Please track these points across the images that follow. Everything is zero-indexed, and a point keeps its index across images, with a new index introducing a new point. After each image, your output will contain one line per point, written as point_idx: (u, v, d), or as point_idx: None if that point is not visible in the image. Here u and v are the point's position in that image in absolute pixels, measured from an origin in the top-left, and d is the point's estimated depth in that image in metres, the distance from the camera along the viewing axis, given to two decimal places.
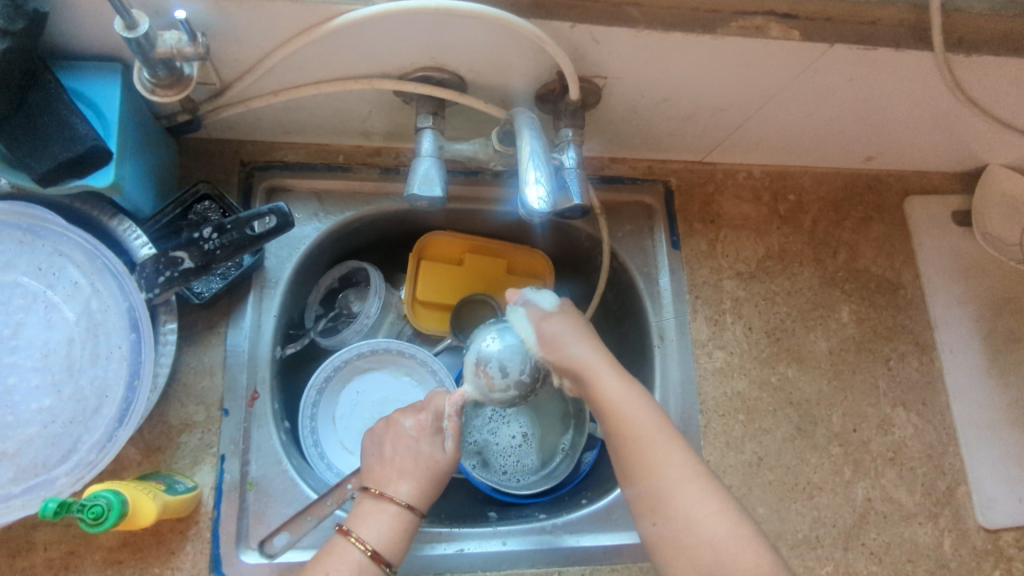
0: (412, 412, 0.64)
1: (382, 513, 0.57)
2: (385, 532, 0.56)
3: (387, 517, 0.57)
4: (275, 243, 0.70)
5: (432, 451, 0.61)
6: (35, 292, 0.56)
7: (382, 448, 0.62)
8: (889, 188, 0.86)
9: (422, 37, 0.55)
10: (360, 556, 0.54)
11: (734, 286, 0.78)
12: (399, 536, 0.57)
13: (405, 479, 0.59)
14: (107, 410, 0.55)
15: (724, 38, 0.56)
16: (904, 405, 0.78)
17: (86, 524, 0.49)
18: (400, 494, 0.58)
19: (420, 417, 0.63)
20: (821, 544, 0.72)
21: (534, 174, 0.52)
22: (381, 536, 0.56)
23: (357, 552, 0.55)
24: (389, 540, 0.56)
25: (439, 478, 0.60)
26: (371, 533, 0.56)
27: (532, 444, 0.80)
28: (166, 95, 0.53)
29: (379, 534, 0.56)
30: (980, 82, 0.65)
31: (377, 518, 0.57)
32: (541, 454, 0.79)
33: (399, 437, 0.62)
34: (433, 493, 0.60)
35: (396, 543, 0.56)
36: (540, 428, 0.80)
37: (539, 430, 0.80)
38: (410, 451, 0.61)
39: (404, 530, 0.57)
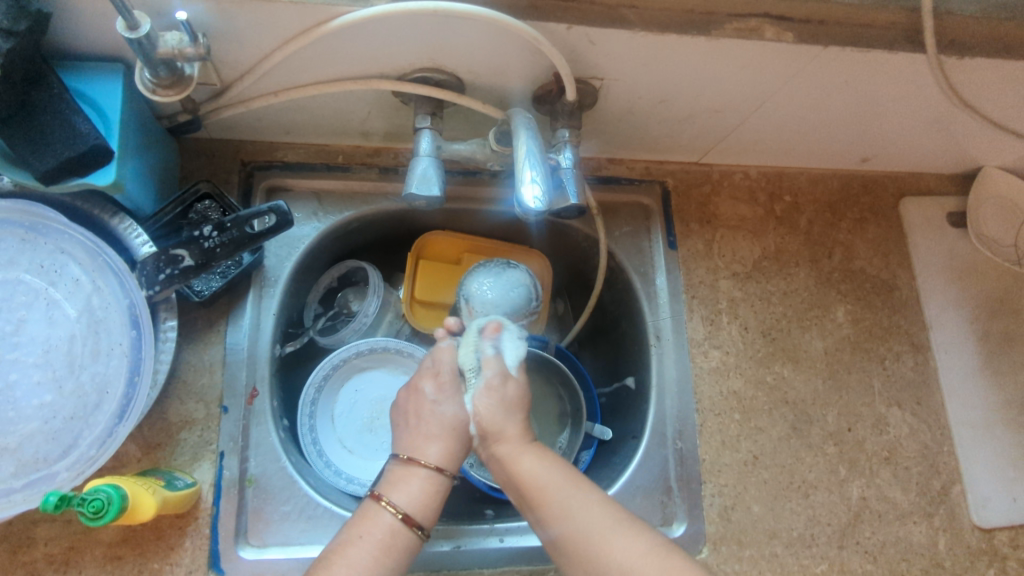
0: (430, 374, 0.62)
1: (413, 477, 0.56)
2: (421, 496, 0.55)
3: (421, 481, 0.56)
4: (274, 242, 0.71)
5: (456, 409, 0.60)
6: (37, 289, 0.57)
7: (409, 416, 0.60)
8: (884, 189, 0.87)
9: (420, 38, 0.56)
10: (396, 521, 0.53)
11: (730, 286, 0.79)
12: (433, 502, 0.56)
13: (432, 442, 0.58)
14: (108, 406, 0.55)
15: (718, 40, 0.57)
16: (899, 404, 0.79)
17: (87, 517, 0.50)
18: (432, 458, 0.57)
19: (439, 378, 0.61)
20: (816, 543, 0.72)
21: (530, 174, 0.53)
22: (416, 501, 0.55)
23: (393, 516, 0.53)
24: (424, 506, 0.55)
25: (465, 441, 0.59)
26: (402, 497, 0.54)
27: None
28: (168, 95, 0.53)
29: (414, 498, 0.55)
30: (973, 85, 0.66)
31: (410, 482, 0.56)
32: None
33: (422, 403, 0.60)
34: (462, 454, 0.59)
35: (430, 509, 0.55)
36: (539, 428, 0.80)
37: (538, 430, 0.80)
38: (436, 416, 0.59)
39: (437, 495, 0.56)
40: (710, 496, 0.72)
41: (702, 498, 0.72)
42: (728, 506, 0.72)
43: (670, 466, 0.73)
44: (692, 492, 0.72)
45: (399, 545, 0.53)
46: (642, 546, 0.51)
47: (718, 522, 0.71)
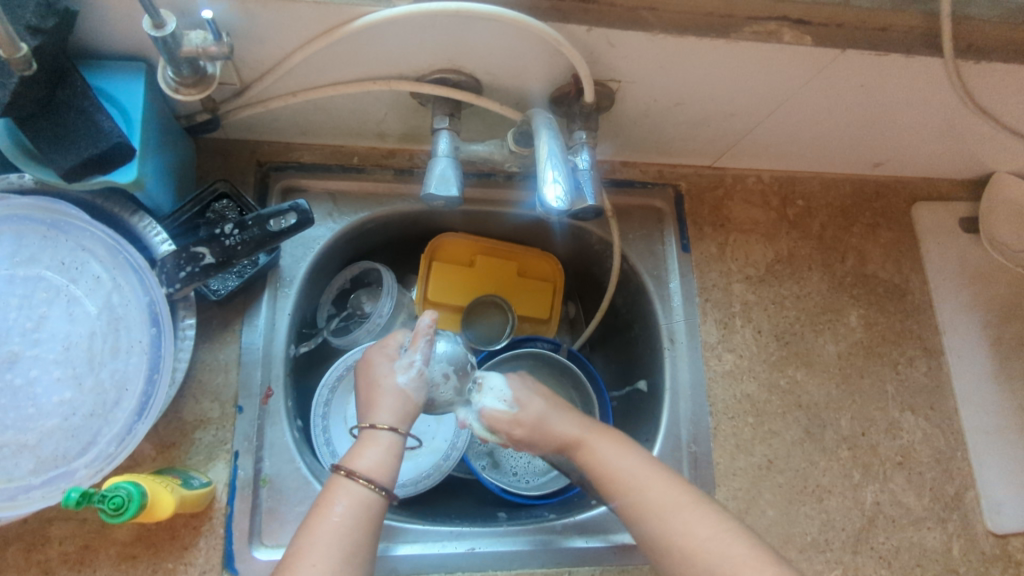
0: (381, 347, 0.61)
1: (373, 443, 0.55)
2: (378, 457, 0.54)
3: (376, 443, 0.55)
4: (290, 243, 0.71)
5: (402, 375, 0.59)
6: (58, 286, 0.57)
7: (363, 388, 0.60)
8: (896, 194, 0.87)
9: (441, 39, 0.56)
10: (363, 488, 0.52)
11: (743, 289, 0.79)
12: (392, 460, 0.55)
13: (379, 406, 0.57)
14: (127, 403, 0.55)
15: (737, 43, 0.57)
16: (912, 409, 0.78)
17: (107, 514, 0.49)
18: (385, 420, 0.56)
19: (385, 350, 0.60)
20: (831, 547, 0.72)
21: (552, 173, 0.53)
22: (373, 463, 0.54)
23: (358, 484, 0.52)
24: (384, 466, 0.54)
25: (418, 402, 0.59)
26: (362, 462, 0.54)
27: None
28: (190, 94, 0.54)
29: (370, 461, 0.54)
30: (988, 90, 0.66)
31: (368, 446, 0.55)
32: None
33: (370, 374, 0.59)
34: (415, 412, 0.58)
35: (389, 467, 0.54)
36: None
37: None
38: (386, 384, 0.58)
39: (394, 453, 0.55)
40: (724, 499, 0.72)
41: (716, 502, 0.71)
42: (743, 510, 0.71)
43: (684, 470, 0.73)
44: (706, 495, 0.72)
45: (369, 512, 0.52)
46: (707, 531, 0.53)
47: None
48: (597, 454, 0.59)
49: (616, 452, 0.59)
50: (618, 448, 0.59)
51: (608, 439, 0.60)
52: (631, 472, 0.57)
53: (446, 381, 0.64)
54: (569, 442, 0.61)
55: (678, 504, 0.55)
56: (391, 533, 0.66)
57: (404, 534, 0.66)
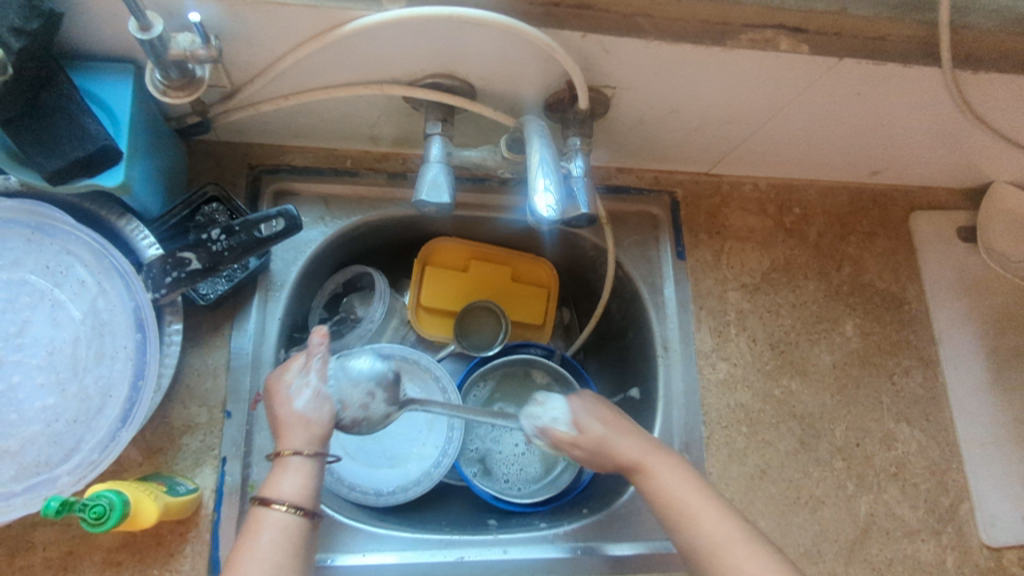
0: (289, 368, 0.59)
1: (287, 469, 0.54)
2: (296, 482, 0.53)
3: (291, 469, 0.54)
4: (281, 246, 0.70)
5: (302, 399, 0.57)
6: (43, 290, 0.56)
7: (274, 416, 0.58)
8: (894, 203, 0.86)
9: (433, 44, 0.55)
10: (282, 514, 0.51)
11: (738, 298, 0.78)
12: (310, 482, 0.54)
13: (290, 431, 0.56)
14: (111, 410, 0.55)
15: (733, 50, 0.56)
16: (908, 420, 0.78)
17: (88, 524, 0.49)
18: (295, 446, 0.55)
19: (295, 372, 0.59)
20: (823, 559, 0.71)
21: (543, 182, 0.52)
22: (291, 487, 0.53)
23: (278, 512, 0.51)
24: (305, 490, 0.53)
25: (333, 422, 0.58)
26: (279, 488, 0.53)
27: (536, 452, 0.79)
28: (178, 97, 0.53)
29: (288, 486, 0.53)
30: (987, 99, 0.65)
31: (283, 473, 0.54)
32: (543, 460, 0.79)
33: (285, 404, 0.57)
34: (327, 431, 0.57)
35: (310, 491, 0.54)
36: None
37: None
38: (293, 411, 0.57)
39: (313, 475, 0.55)
40: None
41: None
42: None
43: None
44: None
45: (292, 536, 0.51)
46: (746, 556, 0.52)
47: None
48: (654, 479, 0.57)
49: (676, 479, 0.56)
50: (683, 479, 0.56)
51: (673, 467, 0.57)
52: (686, 502, 0.55)
53: (374, 399, 0.67)
54: (628, 465, 0.58)
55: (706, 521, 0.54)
56: (379, 540, 0.65)
57: (392, 543, 0.65)
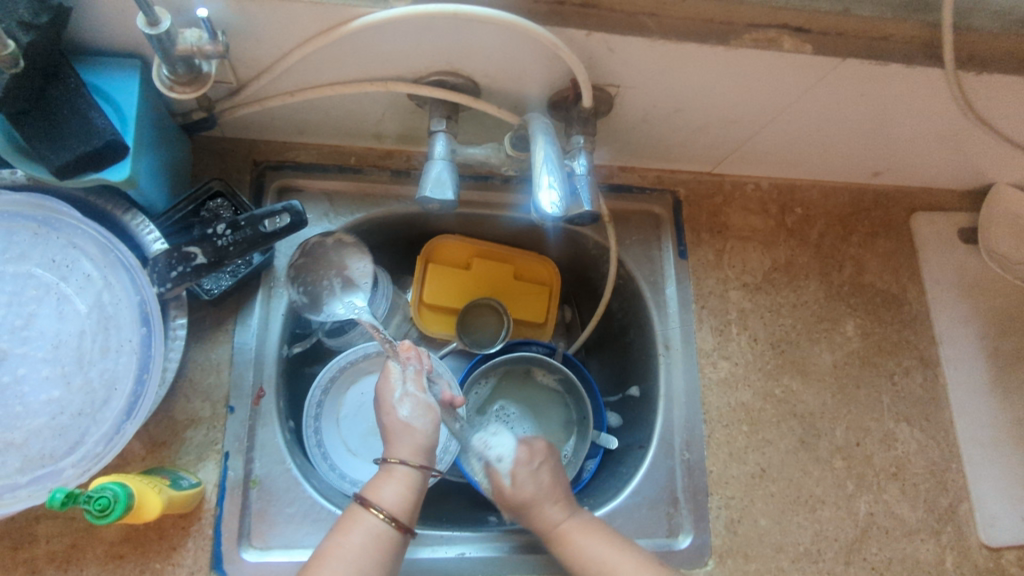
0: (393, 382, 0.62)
1: (391, 478, 0.56)
2: (394, 493, 0.56)
3: (394, 479, 0.56)
4: (285, 242, 0.70)
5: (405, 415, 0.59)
6: (48, 283, 0.56)
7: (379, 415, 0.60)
8: (896, 204, 0.86)
9: (439, 41, 0.56)
10: (377, 522, 0.54)
11: (740, 297, 0.79)
12: (410, 495, 0.56)
13: (399, 441, 0.58)
14: (116, 402, 0.55)
15: (737, 50, 0.57)
16: (908, 420, 0.78)
17: (92, 515, 0.49)
18: (403, 456, 0.57)
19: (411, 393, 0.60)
20: (822, 558, 0.71)
21: (547, 179, 0.53)
22: (391, 499, 0.55)
23: (374, 518, 0.54)
24: (404, 503, 0.56)
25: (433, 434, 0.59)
26: (381, 496, 0.55)
27: None
28: (184, 92, 0.53)
29: (389, 497, 0.55)
30: (987, 101, 0.66)
31: (387, 481, 0.56)
32: None
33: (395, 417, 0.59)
34: (432, 443, 0.59)
35: (408, 504, 0.56)
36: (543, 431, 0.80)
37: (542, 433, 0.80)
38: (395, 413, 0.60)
39: (413, 488, 0.57)
40: (716, 508, 0.71)
41: (708, 511, 0.71)
42: (734, 519, 0.71)
43: (676, 477, 0.73)
44: (698, 504, 0.71)
45: (383, 548, 0.54)
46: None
47: (724, 535, 0.71)
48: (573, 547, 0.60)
49: (591, 543, 0.60)
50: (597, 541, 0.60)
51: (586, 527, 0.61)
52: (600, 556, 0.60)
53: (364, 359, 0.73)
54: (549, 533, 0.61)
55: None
56: None
57: None
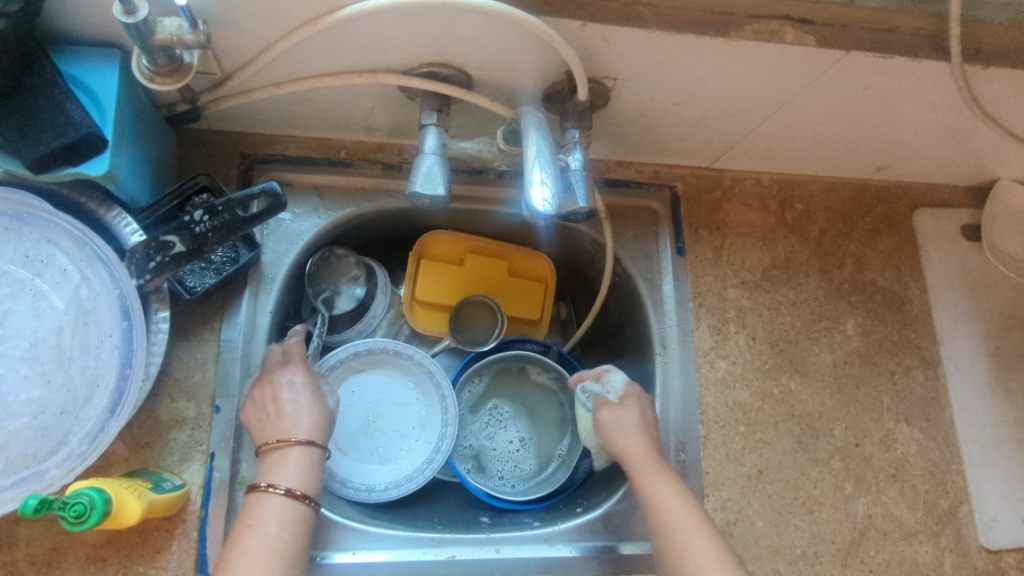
0: (290, 372, 0.60)
1: (287, 456, 0.54)
2: (299, 471, 0.54)
3: (291, 458, 0.54)
4: (273, 238, 0.69)
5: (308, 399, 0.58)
6: (23, 280, 0.55)
7: (268, 408, 0.57)
8: (898, 200, 0.85)
9: (428, 31, 0.54)
10: (285, 501, 0.52)
11: (738, 295, 0.77)
12: (312, 469, 0.55)
13: (295, 419, 0.57)
14: (98, 400, 0.54)
15: (737, 42, 0.55)
16: (908, 420, 0.77)
17: (68, 522, 0.48)
18: (296, 435, 0.56)
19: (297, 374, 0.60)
20: (820, 560, 0.70)
21: (539, 175, 0.51)
22: (293, 477, 0.53)
23: (278, 498, 0.52)
24: (304, 478, 0.54)
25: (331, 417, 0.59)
26: (281, 477, 0.53)
27: (531, 449, 0.79)
28: (165, 83, 0.51)
29: (289, 476, 0.53)
30: (995, 95, 0.64)
31: (280, 462, 0.54)
32: (539, 457, 0.78)
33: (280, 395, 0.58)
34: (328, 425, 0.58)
35: (311, 478, 0.55)
36: (538, 432, 0.80)
37: (537, 434, 0.80)
38: (293, 399, 0.58)
39: (313, 464, 0.55)
40: (712, 510, 0.70)
41: (705, 513, 0.70)
42: (731, 521, 0.70)
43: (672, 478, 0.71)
44: None
45: (292, 524, 0.52)
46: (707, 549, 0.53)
47: (720, 536, 0.69)
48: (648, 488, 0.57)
49: (664, 489, 0.57)
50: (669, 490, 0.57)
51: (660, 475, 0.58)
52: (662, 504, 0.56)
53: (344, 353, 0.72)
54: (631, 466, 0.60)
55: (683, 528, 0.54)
56: (370, 537, 0.64)
57: (382, 540, 0.64)
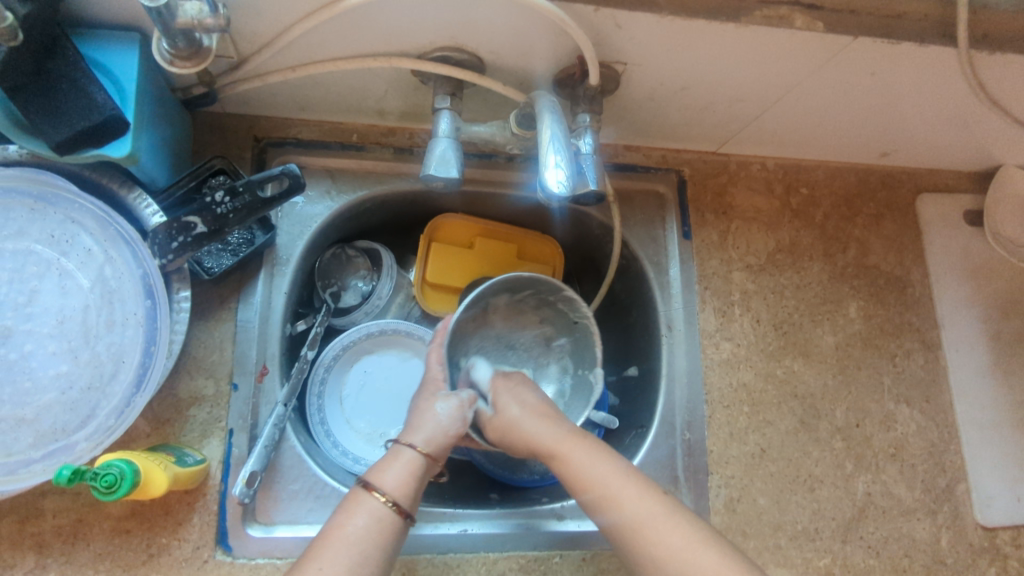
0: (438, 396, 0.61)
1: (397, 460, 0.56)
2: (401, 477, 0.55)
3: (400, 461, 0.56)
4: (287, 220, 0.70)
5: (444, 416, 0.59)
6: (49, 260, 0.56)
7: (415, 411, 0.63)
8: (901, 185, 0.86)
9: (443, 15, 0.55)
10: (379, 505, 0.53)
11: (743, 278, 0.78)
12: (412, 478, 0.56)
13: (418, 427, 0.59)
14: (124, 376, 0.55)
15: (747, 27, 0.56)
16: (908, 401, 0.79)
17: (99, 492, 0.50)
18: (414, 440, 0.58)
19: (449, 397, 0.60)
20: (820, 536, 0.72)
21: (554, 158, 0.52)
22: (395, 482, 0.55)
23: (376, 499, 0.53)
24: (406, 486, 0.55)
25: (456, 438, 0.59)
26: (384, 478, 0.55)
27: None
28: (184, 67, 0.53)
29: (392, 479, 0.55)
30: (1001, 80, 0.65)
31: (391, 464, 0.56)
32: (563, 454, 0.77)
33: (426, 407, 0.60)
34: (448, 442, 0.59)
35: (410, 488, 0.55)
36: None
37: None
38: (433, 411, 0.60)
39: (417, 473, 0.56)
40: (716, 487, 0.72)
41: (708, 490, 0.72)
42: (734, 498, 0.72)
43: (677, 457, 0.73)
44: (698, 483, 0.72)
45: (377, 532, 0.52)
46: (680, 541, 0.51)
47: (723, 513, 0.71)
48: (572, 464, 0.55)
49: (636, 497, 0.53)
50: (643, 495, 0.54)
51: (594, 454, 0.56)
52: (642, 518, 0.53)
53: (356, 333, 0.73)
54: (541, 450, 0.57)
55: (660, 530, 0.52)
56: None
57: None
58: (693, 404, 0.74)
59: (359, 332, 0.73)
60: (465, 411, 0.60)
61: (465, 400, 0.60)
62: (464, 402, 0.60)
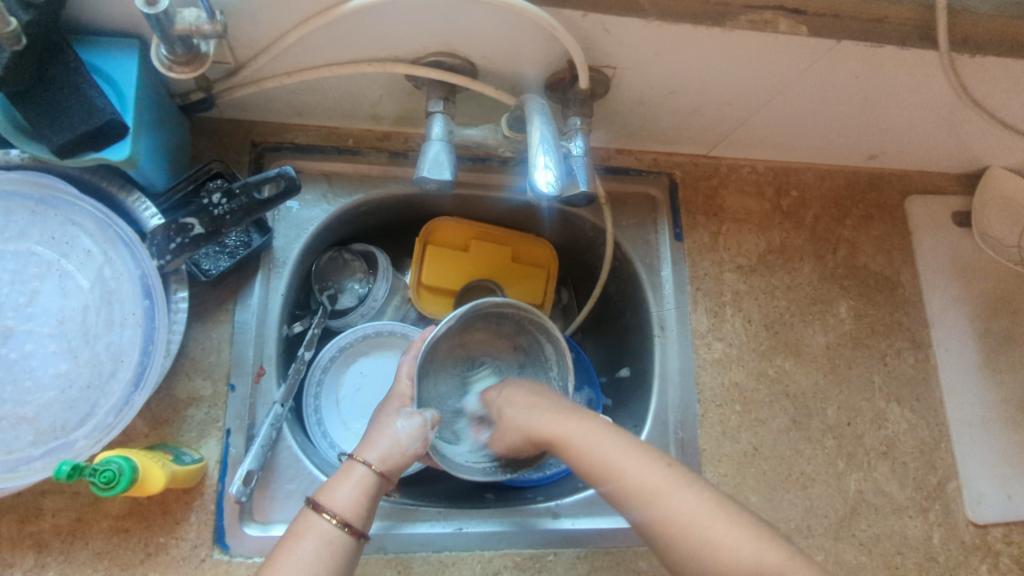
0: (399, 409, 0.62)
1: (348, 478, 0.57)
2: (353, 497, 0.56)
3: (352, 480, 0.57)
4: (284, 224, 0.71)
5: (402, 433, 0.60)
6: (49, 261, 0.57)
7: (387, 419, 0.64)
8: (890, 186, 0.87)
9: (435, 21, 0.56)
10: (330, 526, 0.54)
11: (734, 279, 0.79)
12: (365, 497, 0.57)
13: (373, 445, 0.59)
14: (123, 375, 0.56)
15: (732, 31, 0.57)
16: (898, 400, 0.79)
17: (98, 487, 0.51)
18: (368, 458, 0.58)
19: (410, 411, 0.62)
20: (812, 534, 0.73)
21: (543, 159, 0.53)
22: (347, 502, 0.55)
23: (326, 521, 0.54)
24: (358, 506, 0.56)
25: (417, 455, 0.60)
26: (335, 498, 0.55)
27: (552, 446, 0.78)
28: (183, 72, 0.54)
29: (344, 498, 0.56)
30: (983, 83, 0.66)
31: (341, 483, 0.57)
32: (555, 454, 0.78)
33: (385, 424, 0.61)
34: (403, 460, 0.59)
35: (361, 507, 0.56)
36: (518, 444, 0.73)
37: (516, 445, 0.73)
38: (390, 430, 0.61)
39: (370, 491, 0.57)
40: None
41: None
42: (727, 496, 0.73)
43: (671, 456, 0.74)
44: None
45: (328, 553, 0.53)
46: (693, 508, 0.51)
47: None
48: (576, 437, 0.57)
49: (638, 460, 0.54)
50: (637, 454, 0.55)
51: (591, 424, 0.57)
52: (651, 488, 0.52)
53: (351, 336, 0.74)
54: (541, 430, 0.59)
55: (663, 494, 0.52)
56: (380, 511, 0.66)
57: (396, 512, 0.67)
58: (685, 403, 0.75)
59: (355, 335, 0.75)
60: (426, 430, 0.61)
61: (424, 415, 0.61)
62: (427, 422, 0.61)
